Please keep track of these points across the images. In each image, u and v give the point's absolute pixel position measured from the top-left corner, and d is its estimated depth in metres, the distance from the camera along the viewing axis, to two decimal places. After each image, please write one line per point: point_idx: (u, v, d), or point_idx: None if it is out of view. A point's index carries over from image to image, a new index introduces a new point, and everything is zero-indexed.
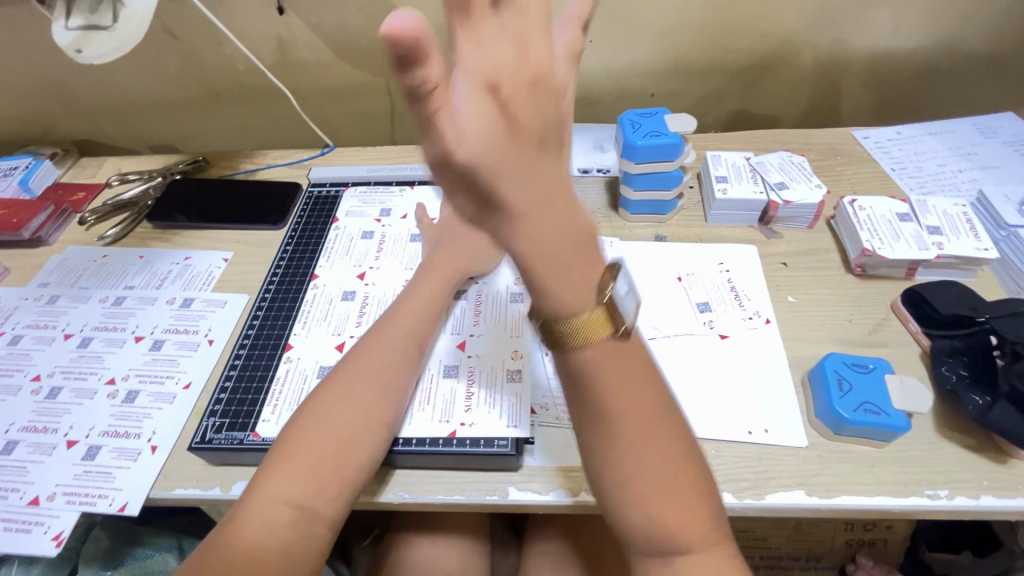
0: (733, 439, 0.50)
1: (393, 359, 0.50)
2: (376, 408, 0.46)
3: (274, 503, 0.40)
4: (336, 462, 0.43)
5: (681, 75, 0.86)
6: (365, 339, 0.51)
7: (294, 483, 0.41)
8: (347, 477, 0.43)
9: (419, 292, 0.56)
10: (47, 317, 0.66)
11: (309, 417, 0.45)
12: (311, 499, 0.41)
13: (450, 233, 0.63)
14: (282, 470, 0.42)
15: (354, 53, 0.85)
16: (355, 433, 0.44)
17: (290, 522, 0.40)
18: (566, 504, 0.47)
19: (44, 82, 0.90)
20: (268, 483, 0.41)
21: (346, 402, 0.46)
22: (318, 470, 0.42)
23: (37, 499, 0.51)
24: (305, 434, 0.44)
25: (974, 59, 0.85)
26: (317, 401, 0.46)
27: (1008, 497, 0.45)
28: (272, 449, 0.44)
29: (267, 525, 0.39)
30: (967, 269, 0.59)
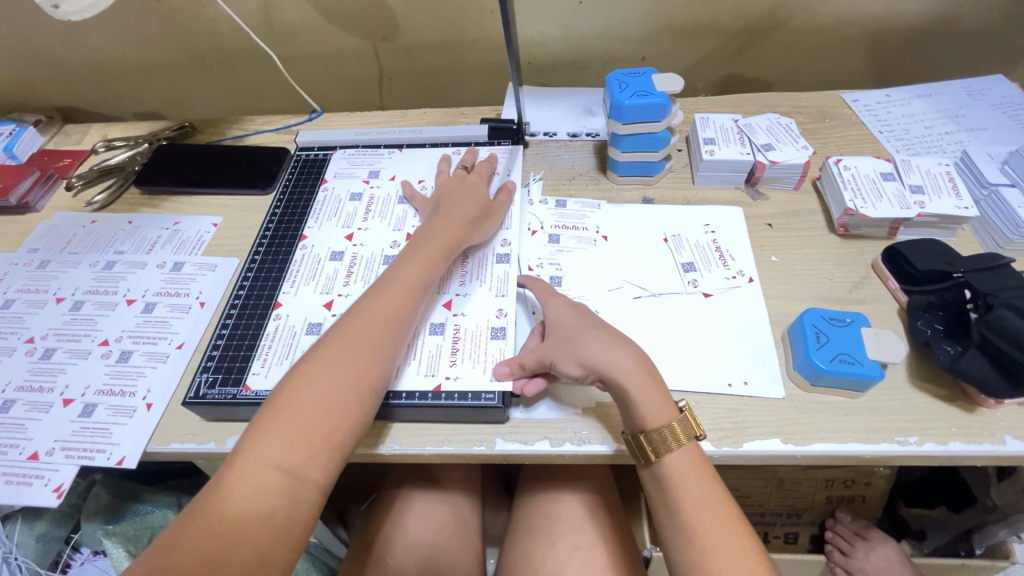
0: (712, 391, 0.51)
1: (387, 324, 0.48)
2: (367, 375, 0.45)
3: (262, 468, 0.40)
4: (325, 428, 0.42)
5: (672, 37, 0.85)
6: (359, 304, 0.50)
7: (282, 448, 0.41)
8: (335, 443, 0.43)
9: (414, 257, 0.54)
10: (38, 281, 0.66)
11: (298, 382, 0.44)
12: (300, 465, 0.41)
13: (444, 197, 0.62)
14: (270, 435, 0.41)
15: (339, 15, 0.83)
16: (346, 401, 0.44)
17: (277, 487, 0.40)
18: (552, 453, 0.49)
19: (23, 46, 0.88)
20: (256, 447, 0.41)
21: (335, 368, 0.45)
22: (307, 436, 0.42)
23: (36, 454, 0.52)
24: (295, 400, 0.43)
25: (967, 21, 0.85)
26: (307, 367, 0.45)
27: (974, 442, 0.47)
28: (260, 411, 0.43)
29: (255, 491, 0.39)
30: (946, 227, 0.60)
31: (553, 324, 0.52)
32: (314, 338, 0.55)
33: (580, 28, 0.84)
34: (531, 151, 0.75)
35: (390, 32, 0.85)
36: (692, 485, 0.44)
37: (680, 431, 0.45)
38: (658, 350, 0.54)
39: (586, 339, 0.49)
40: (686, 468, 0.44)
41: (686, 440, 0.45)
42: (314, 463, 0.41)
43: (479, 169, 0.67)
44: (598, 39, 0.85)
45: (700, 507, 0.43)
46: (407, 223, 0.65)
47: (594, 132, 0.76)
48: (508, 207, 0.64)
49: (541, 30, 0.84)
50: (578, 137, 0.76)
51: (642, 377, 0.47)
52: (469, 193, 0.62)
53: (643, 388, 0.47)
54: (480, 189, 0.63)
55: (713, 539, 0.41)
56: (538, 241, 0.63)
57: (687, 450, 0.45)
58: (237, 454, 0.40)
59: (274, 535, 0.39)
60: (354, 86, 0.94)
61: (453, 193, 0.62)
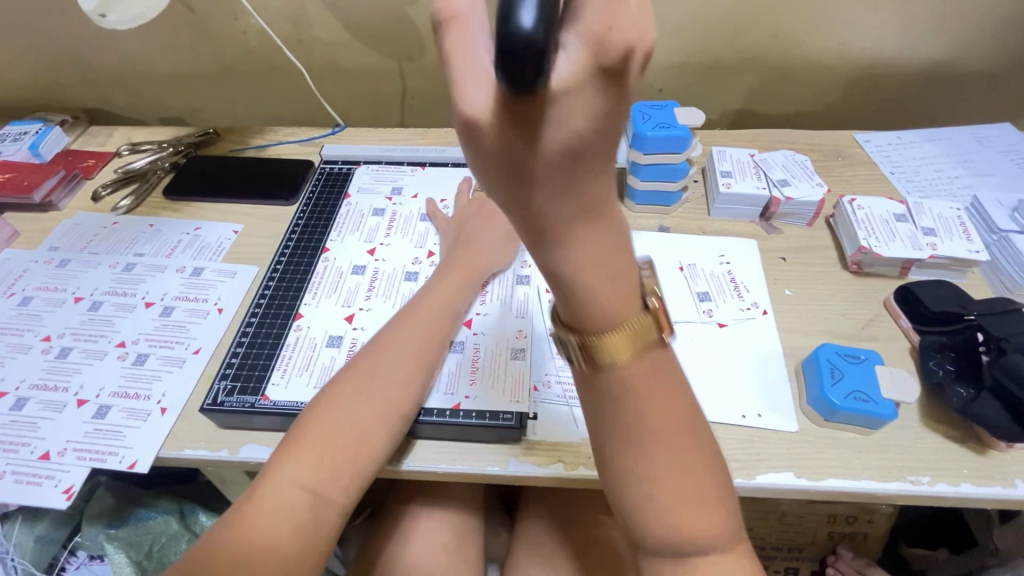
0: (727, 422, 0.52)
1: (417, 351, 0.50)
2: (395, 401, 0.47)
3: (291, 485, 0.41)
4: (353, 450, 0.44)
5: (689, 72, 0.88)
6: (387, 331, 0.52)
7: (309, 467, 0.42)
8: (358, 465, 0.44)
9: (441, 286, 0.56)
10: (56, 280, 0.67)
11: (329, 404, 0.45)
12: (324, 485, 0.42)
13: (472, 224, 0.64)
14: (299, 454, 0.42)
15: (368, 34, 0.85)
16: (373, 425, 0.45)
17: (304, 504, 0.41)
18: (565, 477, 0.49)
19: (58, 49, 0.90)
20: (284, 466, 0.42)
21: (365, 392, 0.46)
22: (333, 457, 0.43)
23: (47, 454, 0.52)
24: (325, 420, 0.44)
25: (975, 68, 0.87)
26: (338, 389, 0.46)
27: (986, 485, 0.47)
28: (291, 431, 0.45)
29: (282, 506, 0.40)
30: (957, 270, 0.62)
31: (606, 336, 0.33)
32: (333, 351, 0.55)
33: None
34: None
35: (416, 53, 0.87)
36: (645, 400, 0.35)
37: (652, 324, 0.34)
38: None
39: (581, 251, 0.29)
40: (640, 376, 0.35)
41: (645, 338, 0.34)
42: (338, 484, 0.43)
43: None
44: None
45: (650, 425, 0.35)
46: (428, 241, 0.66)
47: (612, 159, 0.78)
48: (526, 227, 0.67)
49: None
50: None
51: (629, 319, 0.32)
52: (495, 225, 0.63)
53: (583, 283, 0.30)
54: (505, 217, 0.65)
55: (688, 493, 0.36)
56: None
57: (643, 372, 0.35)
58: (266, 472, 0.42)
59: (296, 552, 0.39)
60: (376, 103, 0.96)
61: (479, 219, 0.64)
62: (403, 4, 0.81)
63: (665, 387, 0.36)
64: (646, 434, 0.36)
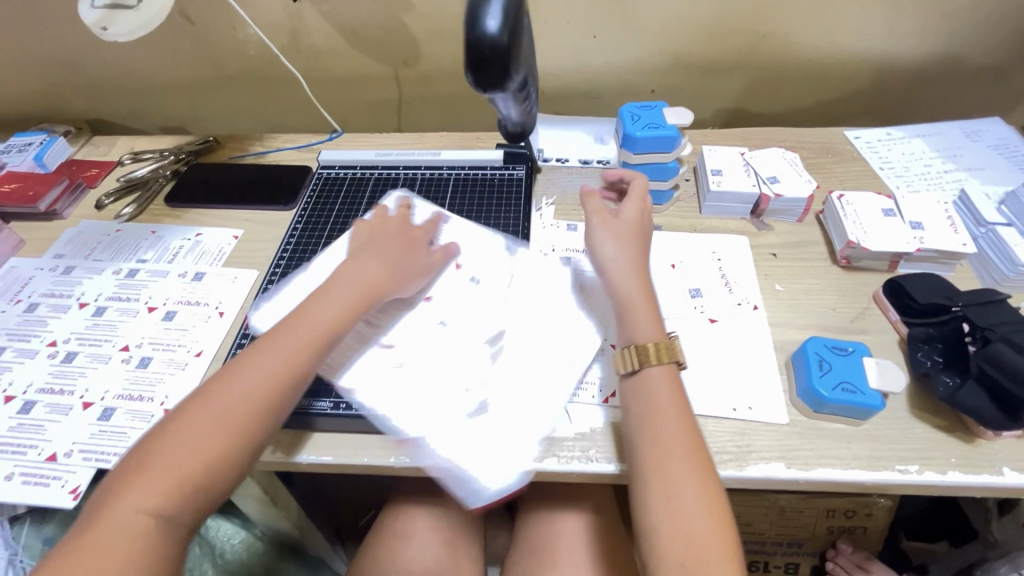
0: (718, 415, 0.53)
1: (278, 374, 0.47)
2: (247, 425, 0.45)
3: (132, 511, 0.40)
4: (202, 477, 0.42)
5: (681, 72, 0.89)
6: (252, 349, 0.49)
7: (150, 493, 0.41)
8: (208, 490, 0.43)
9: (322, 298, 0.54)
10: (62, 287, 0.68)
11: (175, 429, 0.44)
12: (168, 509, 0.41)
13: (377, 241, 0.61)
14: (140, 481, 0.41)
15: (364, 41, 0.87)
16: (222, 450, 0.43)
17: (146, 529, 0.40)
18: (560, 471, 0.50)
19: (61, 62, 0.92)
20: (128, 491, 0.41)
21: (212, 414, 0.44)
22: (174, 482, 0.42)
23: (53, 455, 0.53)
24: (165, 449, 0.43)
25: (965, 63, 0.88)
26: (190, 413, 0.45)
27: (973, 473, 0.48)
28: (135, 454, 0.43)
29: (119, 535, 0.39)
30: (946, 262, 0.62)
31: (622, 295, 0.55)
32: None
33: (594, 59, 0.87)
34: (544, 177, 0.78)
35: (412, 59, 0.89)
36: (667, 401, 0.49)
37: (663, 349, 0.51)
38: None
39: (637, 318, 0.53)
40: (664, 380, 0.50)
41: (667, 360, 0.51)
42: (186, 508, 0.42)
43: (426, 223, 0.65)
44: (611, 71, 0.89)
45: (671, 451, 0.46)
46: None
47: (605, 160, 0.79)
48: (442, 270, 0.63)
49: (557, 62, 0.88)
50: (590, 164, 0.79)
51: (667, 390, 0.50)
52: (398, 242, 0.61)
53: (634, 312, 0.54)
54: (417, 243, 0.62)
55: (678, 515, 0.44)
56: (545, 264, 0.64)
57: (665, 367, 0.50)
58: (110, 497, 0.41)
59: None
60: (373, 108, 0.97)
61: (387, 239, 0.61)
62: (397, 11, 0.82)
63: (685, 418, 0.48)
64: (667, 454, 0.46)
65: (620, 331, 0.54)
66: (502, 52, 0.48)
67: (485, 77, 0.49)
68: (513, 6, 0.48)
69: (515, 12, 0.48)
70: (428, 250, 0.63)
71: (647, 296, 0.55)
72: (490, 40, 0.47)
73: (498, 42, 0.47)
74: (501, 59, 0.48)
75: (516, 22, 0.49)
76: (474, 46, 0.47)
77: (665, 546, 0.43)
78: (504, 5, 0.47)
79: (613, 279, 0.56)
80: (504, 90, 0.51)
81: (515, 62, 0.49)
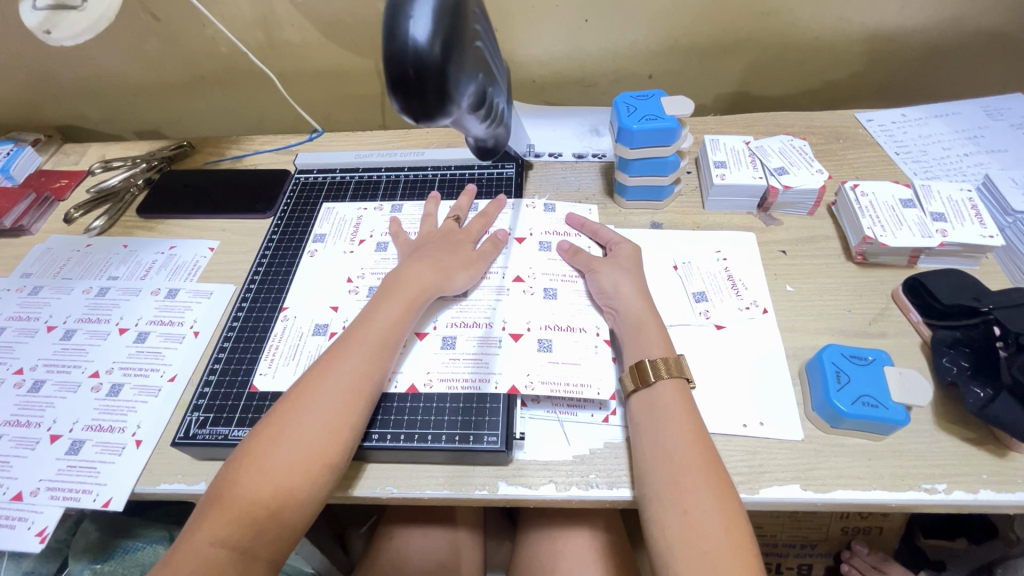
0: (728, 432, 0.49)
1: (349, 394, 0.45)
2: (323, 449, 0.42)
3: (208, 544, 0.39)
4: (276, 507, 0.40)
5: (680, 56, 0.84)
6: (316, 368, 0.47)
7: (231, 525, 0.39)
8: (285, 520, 0.41)
9: (380, 312, 0.51)
10: (29, 309, 0.65)
11: (248, 456, 0.42)
12: (246, 541, 0.39)
13: (427, 248, 0.58)
14: (217, 510, 0.40)
15: (340, 34, 0.81)
16: (295, 478, 0.41)
17: (223, 564, 0.38)
18: (559, 499, 0.46)
19: (25, 66, 0.87)
20: (204, 523, 0.40)
21: (287, 441, 0.42)
22: (254, 514, 0.40)
23: (19, 494, 0.50)
24: (242, 481, 0.41)
25: (986, 36, 0.82)
26: (259, 439, 0.43)
27: (1007, 491, 0.44)
28: (215, 483, 0.42)
29: (203, 568, 0.38)
30: (970, 256, 0.58)
31: (624, 310, 0.53)
32: (320, 339, 0.55)
33: (587, 45, 0.82)
34: (535, 174, 0.73)
35: None
36: (677, 412, 0.46)
37: (674, 365, 0.48)
38: None
39: (651, 331, 0.51)
40: (674, 404, 0.46)
41: (674, 375, 0.48)
42: (264, 540, 0.40)
43: (471, 222, 0.63)
44: (605, 57, 0.83)
45: (683, 460, 0.43)
46: (389, 251, 0.63)
47: (601, 153, 0.74)
48: (496, 259, 0.60)
49: (547, 49, 0.83)
50: (584, 158, 0.74)
51: (678, 414, 0.46)
52: (452, 248, 0.58)
53: (643, 329, 0.51)
54: (468, 244, 0.59)
55: (690, 524, 0.40)
56: (528, 250, 0.61)
57: (673, 385, 0.47)
58: (188, 531, 0.40)
59: None
60: (356, 104, 0.92)
61: (437, 245, 0.58)
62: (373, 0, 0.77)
63: (691, 425, 0.45)
64: (680, 466, 0.42)
65: (627, 351, 0.51)
66: (433, 69, 0.39)
67: (416, 102, 0.41)
68: (445, 9, 0.39)
69: (449, 17, 0.39)
70: (475, 247, 0.60)
71: (657, 318, 0.53)
72: (415, 52, 0.38)
73: (424, 53, 0.38)
74: (431, 76, 0.39)
75: (452, 28, 0.40)
76: (396, 62, 0.39)
77: (680, 563, 0.38)
78: (435, 9, 0.39)
79: (617, 299, 0.54)
80: (446, 112, 0.43)
81: (451, 77, 0.41)
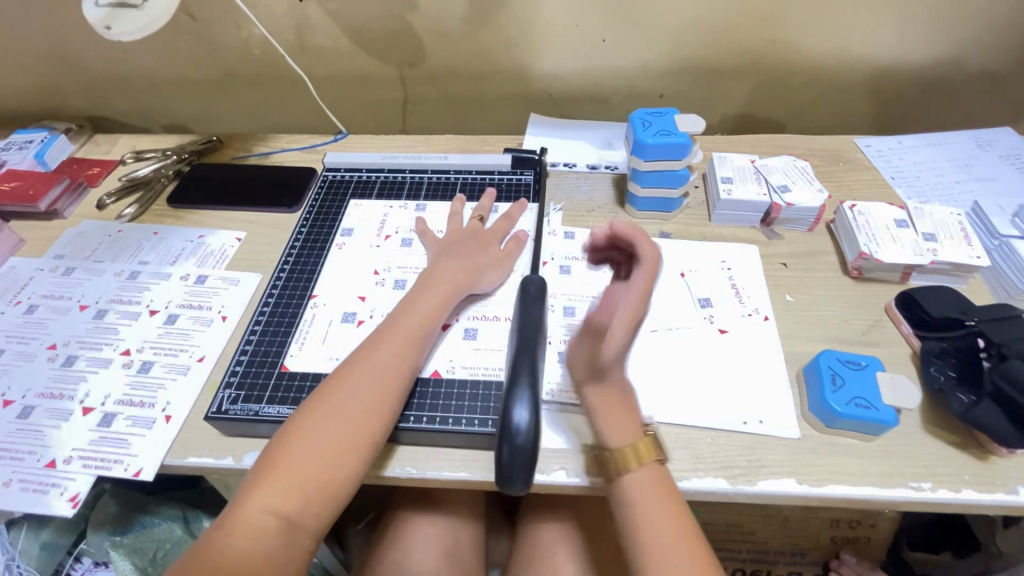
0: (729, 429, 0.52)
1: (388, 379, 0.48)
2: (364, 429, 0.46)
3: (261, 514, 0.41)
4: (323, 479, 0.43)
5: (690, 78, 0.88)
6: (357, 353, 0.50)
7: (280, 495, 0.42)
8: (330, 493, 0.43)
9: (417, 305, 0.54)
10: (62, 288, 0.67)
11: (294, 433, 0.45)
12: (294, 512, 0.42)
13: (459, 249, 0.61)
14: (268, 482, 0.42)
15: (370, 42, 0.86)
16: (340, 455, 0.44)
17: (272, 533, 0.41)
18: (569, 484, 0.49)
19: (64, 58, 0.91)
20: (255, 493, 0.42)
21: (333, 419, 0.45)
22: (303, 485, 0.43)
23: (53, 462, 0.52)
24: (292, 455, 0.43)
25: (976, 73, 0.87)
26: (305, 418, 0.45)
27: (988, 491, 0.47)
28: (262, 457, 0.44)
29: (254, 535, 0.40)
30: (959, 275, 0.62)
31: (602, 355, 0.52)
32: (348, 326, 0.58)
33: (602, 64, 0.86)
34: (552, 182, 0.77)
35: (418, 61, 0.88)
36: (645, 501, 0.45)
37: (643, 454, 0.47)
38: (679, 382, 0.55)
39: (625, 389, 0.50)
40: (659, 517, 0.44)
41: (648, 461, 0.46)
42: (310, 512, 0.42)
43: (494, 223, 0.66)
44: (619, 77, 0.88)
45: (661, 529, 0.43)
46: (414, 247, 0.66)
47: (613, 165, 0.78)
48: (518, 257, 0.64)
49: (565, 66, 0.87)
50: (598, 169, 0.78)
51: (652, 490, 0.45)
52: (480, 248, 0.62)
53: (608, 411, 0.49)
54: (494, 244, 0.63)
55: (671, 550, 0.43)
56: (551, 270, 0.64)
57: (646, 471, 0.46)
58: (237, 501, 0.42)
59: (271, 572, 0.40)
60: (378, 108, 0.96)
61: (467, 244, 0.62)
62: (404, 13, 0.82)
63: (670, 499, 0.45)
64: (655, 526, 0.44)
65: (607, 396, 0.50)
66: None
67: None
68: None
69: None
70: (500, 247, 0.63)
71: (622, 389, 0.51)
72: (515, 433, 0.42)
73: (528, 440, 0.42)
74: (522, 468, 0.42)
75: None
76: None
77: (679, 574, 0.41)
78: None
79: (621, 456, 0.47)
80: None
81: None
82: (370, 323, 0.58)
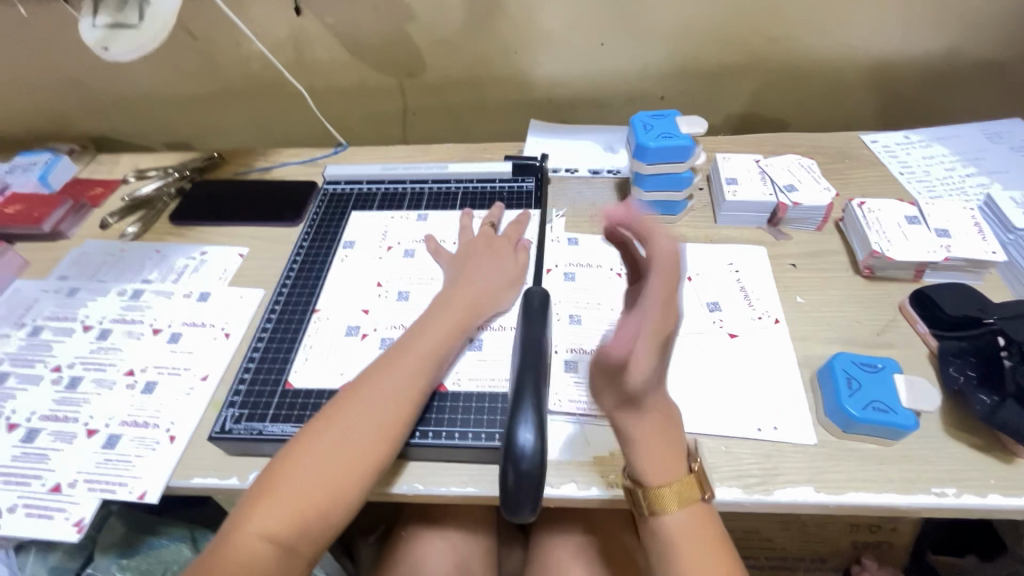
0: (742, 436, 0.50)
1: (397, 404, 0.47)
2: (370, 455, 0.45)
3: (257, 539, 0.40)
4: (323, 505, 0.42)
5: (691, 79, 0.87)
6: (368, 375, 0.49)
7: (279, 520, 0.41)
8: (330, 520, 0.43)
9: (432, 327, 0.53)
10: (66, 309, 0.67)
11: (298, 456, 0.44)
12: (293, 539, 0.41)
13: (473, 263, 0.61)
14: (269, 506, 0.41)
15: (368, 53, 0.86)
16: (343, 481, 0.43)
17: (267, 559, 0.40)
18: (579, 497, 0.48)
19: (66, 79, 0.92)
20: (253, 516, 0.41)
21: (339, 443, 0.44)
22: (303, 511, 0.42)
23: (58, 486, 0.52)
24: (294, 479, 0.43)
25: (984, 64, 0.86)
26: (311, 441, 0.45)
27: (1014, 495, 0.46)
28: (264, 478, 0.44)
29: (250, 561, 0.40)
30: (974, 271, 0.60)
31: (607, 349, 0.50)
32: (352, 340, 0.58)
33: (602, 67, 0.86)
34: (554, 188, 0.76)
35: (417, 70, 0.88)
36: (688, 540, 0.44)
37: (686, 490, 0.45)
38: (689, 389, 0.54)
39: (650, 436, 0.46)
40: (689, 529, 0.44)
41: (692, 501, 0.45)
42: (307, 538, 0.42)
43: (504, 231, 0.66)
44: (620, 79, 0.87)
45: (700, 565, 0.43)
46: (416, 258, 0.66)
47: (616, 169, 0.78)
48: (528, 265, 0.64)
49: (564, 70, 0.86)
50: (600, 173, 0.77)
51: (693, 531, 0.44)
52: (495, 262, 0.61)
53: (653, 444, 0.45)
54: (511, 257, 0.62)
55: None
56: (555, 277, 0.63)
57: (688, 511, 0.45)
58: (236, 523, 0.41)
59: None
60: (378, 120, 0.96)
61: (482, 258, 0.61)
62: (401, 23, 0.82)
63: (710, 535, 0.44)
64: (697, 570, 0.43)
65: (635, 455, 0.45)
66: None
67: None
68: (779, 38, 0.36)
69: None
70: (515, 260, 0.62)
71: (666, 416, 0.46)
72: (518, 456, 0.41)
73: (532, 464, 0.41)
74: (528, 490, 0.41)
75: None
76: None
77: None
78: None
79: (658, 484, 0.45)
80: None
81: None
82: (374, 337, 0.58)
